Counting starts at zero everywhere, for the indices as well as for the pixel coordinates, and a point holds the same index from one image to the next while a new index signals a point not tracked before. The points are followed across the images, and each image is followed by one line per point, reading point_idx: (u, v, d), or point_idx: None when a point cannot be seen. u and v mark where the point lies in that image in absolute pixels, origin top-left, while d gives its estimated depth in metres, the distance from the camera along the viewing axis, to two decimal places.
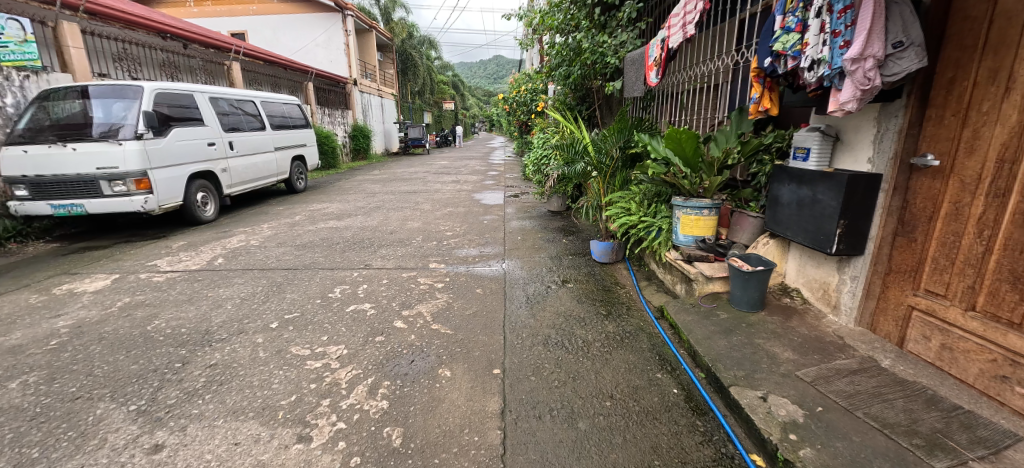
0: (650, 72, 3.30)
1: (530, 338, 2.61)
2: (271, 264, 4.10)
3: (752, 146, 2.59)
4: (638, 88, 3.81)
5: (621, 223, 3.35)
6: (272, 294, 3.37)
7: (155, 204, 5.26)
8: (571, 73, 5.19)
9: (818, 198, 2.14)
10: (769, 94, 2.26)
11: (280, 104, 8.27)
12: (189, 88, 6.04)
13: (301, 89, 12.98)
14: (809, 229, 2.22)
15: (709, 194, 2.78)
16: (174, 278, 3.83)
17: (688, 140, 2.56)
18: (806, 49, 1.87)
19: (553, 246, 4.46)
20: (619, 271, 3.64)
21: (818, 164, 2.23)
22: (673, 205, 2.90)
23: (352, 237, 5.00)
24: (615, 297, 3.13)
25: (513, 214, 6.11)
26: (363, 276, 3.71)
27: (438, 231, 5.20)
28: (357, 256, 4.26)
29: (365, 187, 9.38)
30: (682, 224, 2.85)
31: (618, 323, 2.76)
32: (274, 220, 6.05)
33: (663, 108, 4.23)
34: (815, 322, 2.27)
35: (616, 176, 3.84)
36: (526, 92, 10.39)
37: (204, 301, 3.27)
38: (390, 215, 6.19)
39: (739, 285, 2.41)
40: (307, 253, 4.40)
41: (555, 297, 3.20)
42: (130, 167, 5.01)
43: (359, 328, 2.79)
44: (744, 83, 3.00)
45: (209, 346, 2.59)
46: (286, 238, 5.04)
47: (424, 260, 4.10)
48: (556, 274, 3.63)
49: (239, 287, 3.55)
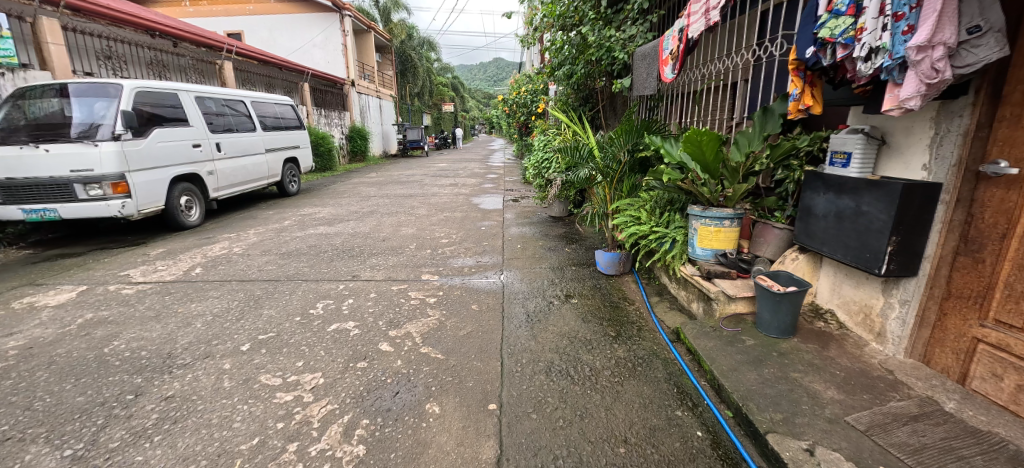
0: (666, 67, 3.05)
1: (531, 365, 2.32)
2: (252, 274, 3.81)
3: (783, 150, 2.30)
4: (649, 85, 3.51)
5: (630, 233, 3.06)
6: (247, 310, 3.07)
7: (133, 208, 4.96)
8: (575, 72, 4.91)
9: (864, 210, 1.86)
10: (810, 89, 1.97)
11: (273, 105, 8.00)
12: (174, 87, 5.76)
13: (296, 89, 12.69)
14: (852, 245, 1.94)
15: (731, 204, 2.49)
16: (145, 290, 3.54)
17: (710, 142, 2.26)
18: (861, 36, 1.58)
19: (555, 255, 4.17)
20: (627, 285, 3.35)
21: (860, 171, 1.95)
22: (690, 215, 2.61)
23: (342, 245, 4.71)
24: (624, 316, 2.84)
25: (513, 220, 5.82)
26: (350, 290, 3.41)
27: (433, 238, 4.91)
28: (345, 267, 3.97)
29: (361, 190, 9.08)
30: (699, 236, 2.57)
31: (629, 347, 2.46)
32: (260, 225, 5.76)
33: (674, 108, 3.96)
34: (857, 352, 1.98)
35: (624, 182, 3.54)
36: (527, 94, 10.13)
37: (172, 319, 2.97)
38: (384, 221, 5.90)
39: (769, 307, 2.12)
40: (291, 263, 4.10)
41: (558, 314, 2.91)
42: (107, 169, 4.72)
43: (340, 352, 2.49)
44: (768, 80, 2.73)
45: (169, 373, 2.31)
46: (272, 245, 4.76)
47: (416, 271, 3.81)
48: (559, 288, 3.35)
49: (214, 301, 3.25)
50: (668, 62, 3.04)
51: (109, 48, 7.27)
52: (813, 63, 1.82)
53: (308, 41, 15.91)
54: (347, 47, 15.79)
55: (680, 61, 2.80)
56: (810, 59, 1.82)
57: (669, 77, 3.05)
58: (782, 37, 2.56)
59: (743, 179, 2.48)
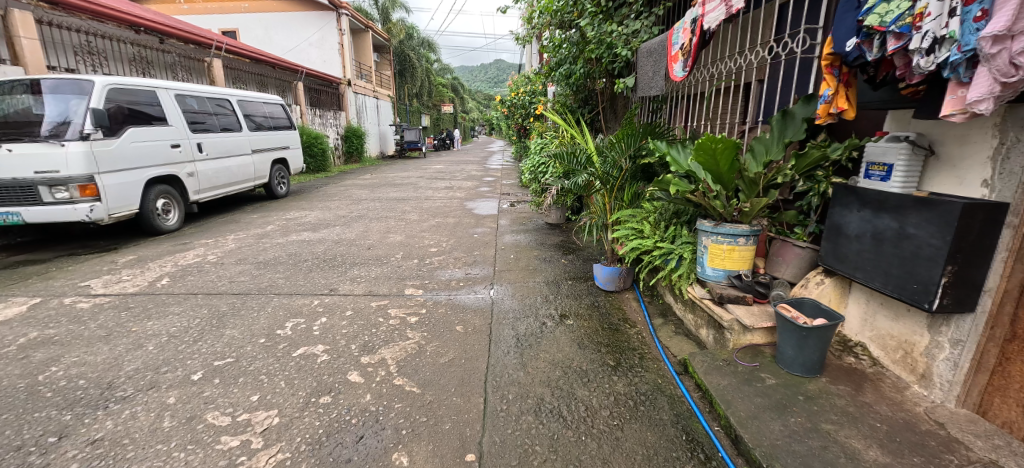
0: (675, 63, 2.78)
1: (518, 403, 2.03)
2: (221, 287, 3.51)
3: (810, 160, 1.99)
4: (657, 86, 3.22)
5: (632, 248, 2.77)
6: (208, 330, 2.77)
7: (103, 212, 4.65)
8: (574, 71, 4.73)
9: (910, 232, 1.60)
10: (844, 90, 1.67)
11: (262, 104, 7.72)
12: (152, 84, 5.46)
13: (290, 89, 12.40)
14: (893, 273, 1.67)
15: (748, 220, 2.16)
16: (101, 304, 3.23)
17: (725, 151, 1.95)
18: (920, 23, 1.28)
19: (550, 267, 3.88)
20: (627, 303, 3.07)
21: (903, 185, 1.69)
22: (699, 230, 2.32)
23: (323, 253, 4.40)
24: (625, 342, 2.55)
25: (507, 226, 5.53)
26: (324, 306, 3.11)
27: (422, 247, 4.62)
28: (323, 279, 3.67)
29: (353, 192, 8.79)
30: (710, 255, 2.27)
31: (630, 381, 2.17)
32: (242, 230, 5.48)
33: (679, 111, 3.69)
34: (897, 397, 1.71)
35: (625, 190, 3.25)
36: (525, 94, 9.85)
37: (122, 340, 2.67)
38: (371, 227, 5.60)
39: (793, 343, 1.84)
40: (266, 274, 3.80)
41: (552, 339, 2.62)
42: (73, 171, 4.41)
43: (302, 383, 2.19)
44: (787, 80, 2.48)
45: (103, 410, 2.01)
46: (249, 253, 4.45)
47: (400, 284, 3.51)
48: (553, 307, 3.05)
49: (175, 319, 2.95)
50: (678, 58, 2.76)
51: (87, 43, 7.04)
52: (855, 57, 1.53)
53: (304, 40, 15.63)
54: (343, 46, 15.51)
55: (691, 57, 2.52)
56: (851, 52, 1.53)
57: (679, 75, 2.77)
58: (803, 32, 2.31)
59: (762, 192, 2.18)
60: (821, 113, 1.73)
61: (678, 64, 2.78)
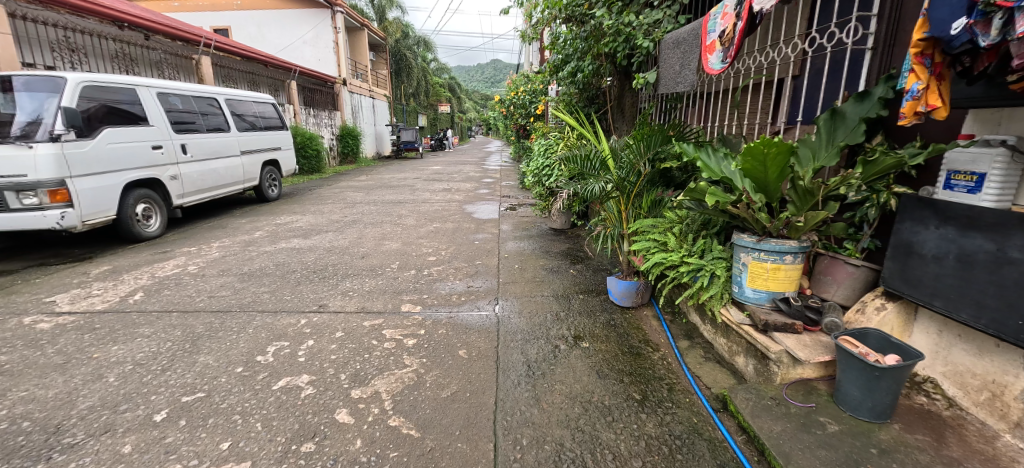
0: (711, 54, 2.52)
1: (534, 450, 1.74)
2: (199, 304, 3.19)
3: (882, 167, 1.64)
4: (688, 81, 2.93)
5: (654, 262, 2.48)
6: (179, 357, 2.47)
7: (75, 219, 4.33)
8: (582, 68, 4.46)
9: (1012, 257, 1.33)
10: (938, 84, 1.41)
11: (253, 104, 7.41)
12: (132, 81, 5.13)
13: (283, 88, 12.05)
14: (986, 303, 1.41)
15: (797, 235, 1.87)
16: (64, 325, 2.91)
17: (778, 155, 1.66)
18: None
19: (559, 279, 3.59)
20: (647, 322, 2.78)
21: (996, 199, 1.43)
22: (736, 247, 2.04)
23: (314, 263, 4.10)
24: (649, 369, 2.27)
25: (510, 232, 5.23)
26: (312, 327, 2.80)
27: (420, 255, 4.33)
28: (312, 293, 3.37)
29: (347, 195, 8.47)
30: (749, 275, 1.98)
31: (661, 420, 1.88)
32: (228, 237, 5.17)
33: (698, 109, 3.42)
34: (990, 451, 1.44)
35: (643, 197, 2.95)
36: (525, 93, 9.58)
37: (81, 369, 2.36)
38: (366, 233, 5.29)
39: (859, 383, 1.57)
40: (250, 287, 3.50)
41: (567, 366, 2.33)
42: (43, 174, 4.08)
43: (281, 425, 1.89)
44: (832, 75, 2.22)
45: (44, 462, 1.70)
46: (233, 264, 4.14)
47: (395, 300, 3.21)
48: (565, 326, 2.76)
49: (144, 342, 2.64)
50: (716, 48, 2.48)
51: (67, 38, 6.67)
52: (963, 42, 1.27)
53: (299, 38, 15.30)
54: (339, 45, 15.17)
55: (734, 47, 2.25)
56: (959, 36, 1.27)
57: (716, 67, 2.49)
58: (854, 21, 2.04)
59: (817, 204, 1.85)
60: (904, 113, 1.45)
61: (716, 55, 2.50)
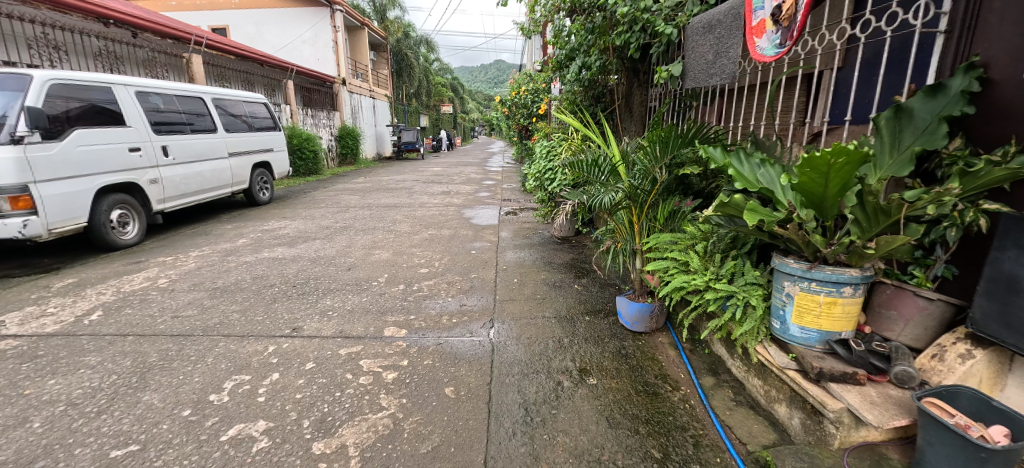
0: (762, 38, 2.11)
1: None
2: (160, 326, 2.85)
3: (988, 179, 1.27)
4: (728, 72, 2.55)
5: (674, 286, 2.12)
6: (120, 396, 2.12)
7: (39, 227, 4.00)
8: (589, 64, 4.10)
9: None
10: None
11: (243, 103, 7.11)
12: (106, 79, 4.80)
13: (280, 87, 11.71)
14: None
15: (859, 263, 1.51)
16: (5, 351, 2.58)
17: (847, 163, 1.30)
18: None
19: (562, 297, 3.22)
20: (663, 351, 2.42)
21: None
22: (778, 273, 1.68)
23: (295, 276, 3.75)
24: (669, 416, 1.90)
25: (509, 240, 4.87)
26: (280, 356, 2.45)
27: (410, 267, 3.98)
28: (287, 312, 3.02)
29: (342, 198, 8.14)
30: (796, 310, 1.62)
31: None
32: (209, 245, 4.85)
33: (718, 107, 3.07)
34: None
35: (658, 207, 2.58)
36: (527, 93, 9.22)
37: (3, 412, 2.01)
38: (355, 241, 4.95)
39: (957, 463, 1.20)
40: (219, 305, 3.16)
41: (570, 410, 1.97)
42: (3, 180, 3.76)
43: None
44: (891, 65, 1.85)
45: None
46: (207, 277, 3.80)
47: (378, 321, 2.86)
48: (569, 357, 2.39)
49: (86, 375, 2.30)
50: (767, 29, 2.08)
51: (46, 34, 6.38)
52: None
53: (297, 38, 15.01)
54: (338, 44, 14.87)
55: (796, 26, 1.84)
56: None
57: (769, 53, 2.08)
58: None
59: (889, 227, 1.47)
60: None
61: (767, 38, 2.09)
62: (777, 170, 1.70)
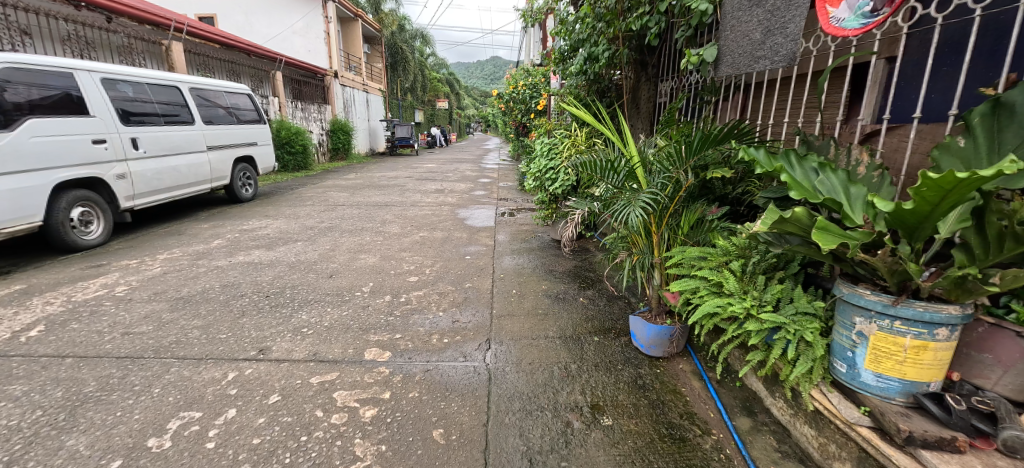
0: (842, 6, 1.82)
1: None
2: (106, 346, 2.47)
3: None
4: (786, 52, 2.16)
5: (706, 313, 1.79)
6: (39, 441, 1.74)
7: None
8: (597, 53, 3.75)
9: None
10: None
11: (225, 93, 6.68)
12: (68, 64, 4.37)
13: (267, 79, 11.24)
14: None
15: (962, 299, 1.20)
16: None
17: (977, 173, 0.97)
18: None
19: (566, 312, 2.89)
20: (686, 381, 2.10)
21: None
22: (848, 305, 1.37)
23: (269, 285, 3.39)
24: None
25: (507, 244, 4.53)
26: (240, 386, 2.09)
27: (398, 275, 3.62)
28: (256, 329, 2.66)
29: (330, 195, 7.73)
30: (873, 352, 1.32)
31: None
32: (180, 246, 4.47)
33: (746, 101, 2.74)
34: None
35: (681, 214, 2.24)
36: (526, 87, 8.85)
37: None
38: (340, 243, 4.58)
39: None
40: (179, 320, 2.78)
41: (584, 462, 1.63)
42: None
43: None
44: (980, 51, 1.54)
45: None
46: (172, 284, 3.42)
47: (357, 341, 2.51)
48: (578, 389, 2.06)
49: (4, 410, 1.93)
50: None
51: (8, 16, 5.90)
52: None
53: (287, 28, 14.46)
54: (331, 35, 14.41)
55: None
56: None
57: (848, 26, 1.80)
58: None
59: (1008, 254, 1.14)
60: None
61: (847, 6, 1.81)
62: (840, 177, 1.36)
